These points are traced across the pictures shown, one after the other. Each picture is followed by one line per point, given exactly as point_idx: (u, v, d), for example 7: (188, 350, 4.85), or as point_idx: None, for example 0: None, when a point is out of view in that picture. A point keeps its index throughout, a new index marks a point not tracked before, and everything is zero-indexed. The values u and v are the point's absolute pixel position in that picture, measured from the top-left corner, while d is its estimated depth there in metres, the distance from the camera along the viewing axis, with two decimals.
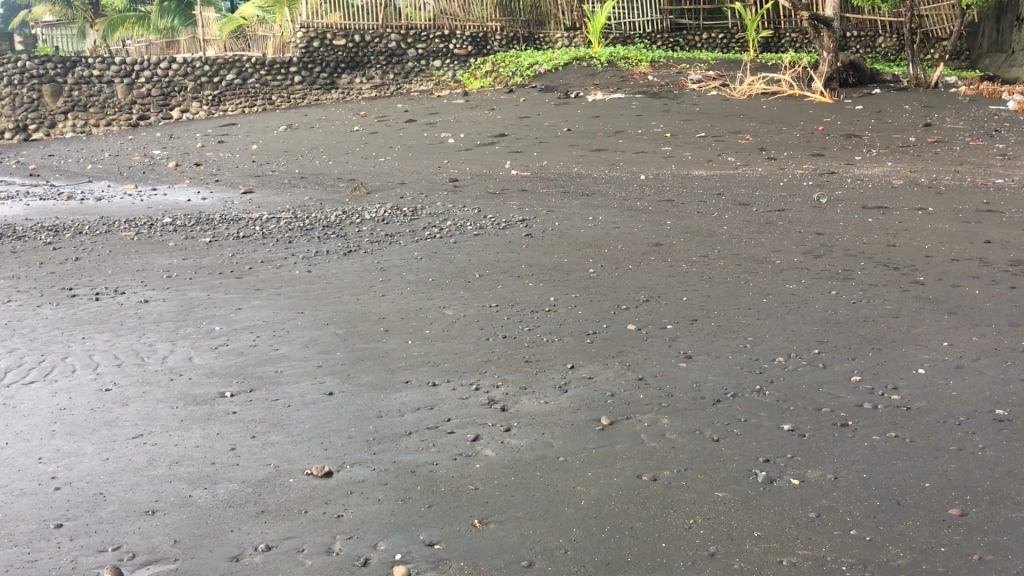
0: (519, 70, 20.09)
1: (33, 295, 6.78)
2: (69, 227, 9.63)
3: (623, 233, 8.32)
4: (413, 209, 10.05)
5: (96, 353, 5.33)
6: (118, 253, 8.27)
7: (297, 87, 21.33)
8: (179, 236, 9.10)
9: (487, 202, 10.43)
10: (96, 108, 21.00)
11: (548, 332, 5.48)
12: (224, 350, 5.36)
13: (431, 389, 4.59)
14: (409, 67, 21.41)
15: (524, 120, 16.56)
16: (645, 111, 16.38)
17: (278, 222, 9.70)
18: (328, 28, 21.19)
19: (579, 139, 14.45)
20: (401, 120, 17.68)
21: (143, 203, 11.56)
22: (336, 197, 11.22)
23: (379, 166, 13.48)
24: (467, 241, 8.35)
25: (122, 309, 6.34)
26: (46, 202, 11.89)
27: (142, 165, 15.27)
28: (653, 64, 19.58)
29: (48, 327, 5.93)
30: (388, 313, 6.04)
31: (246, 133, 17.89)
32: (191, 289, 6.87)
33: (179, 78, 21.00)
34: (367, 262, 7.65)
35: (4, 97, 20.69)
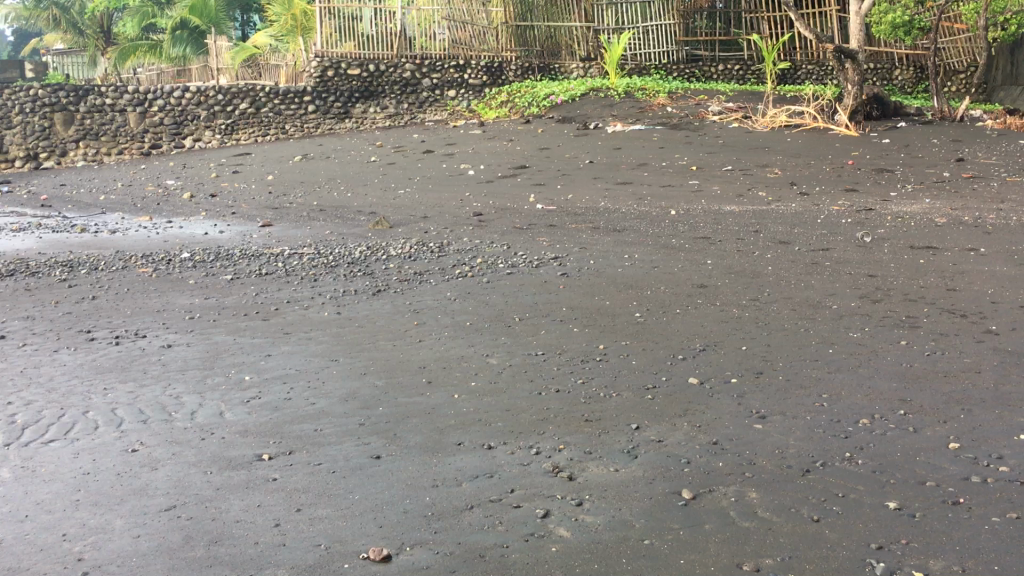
0: (535, 100, 19.82)
1: (49, 338, 6.44)
2: (84, 263, 9.30)
3: (664, 273, 7.97)
4: (440, 245, 9.72)
5: (119, 407, 4.97)
6: (137, 291, 7.93)
7: (311, 116, 21.09)
8: (199, 272, 8.76)
9: (516, 238, 10.09)
10: (108, 136, 20.75)
11: (603, 386, 5.11)
12: (258, 403, 4.99)
13: (486, 453, 4.22)
14: (422, 96, 21.14)
15: (544, 151, 16.28)
16: (668, 143, 16.09)
17: (302, 258, 9.38)
18: (342, 58, 21.00)
19: (603, 172, 14.15)
20: (418, 150, 17.42)
21: (159, 236, 11.26)
22: (357, 232, 10.91)
23: (399, 199, 13.16)
24: (501, 280, 8.02)
25: (144, 355, 5.98)
26: (58, 235, 11.60)
27: (156, 196, 14.97)
28: (671, 95, 19.32)
29: (66, 375, 5.57)
30: (429, 363, 5.67)
31: (260, 164, 17.61)
32: (215, 332, 6.52)
33: (192, 106, 20.80)
34: (399, 303, 7.32)
35: (15, 124, 20.54)
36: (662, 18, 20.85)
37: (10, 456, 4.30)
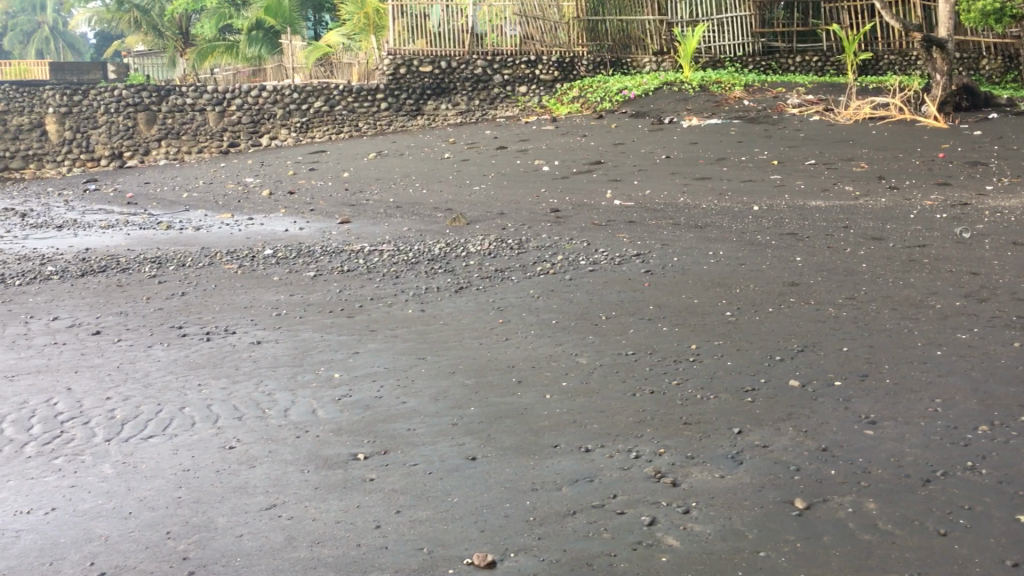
0: (608, 95, 19.58)
1: (142, 333, 6.53)
2: (172, 260, 9.44)
3: (753, 270, 7.77)
4: (519, 242, 9.64)
5: (214, 403, 4.99)
6: (224, 288, 8.01)
7: (383, 113, 21.13)
8: (282, 269, 8.83)
9: (596, 234, 9.95)
10: (188, 135, 21.16)
11: (699, 387, 4.96)
12: (349, 402, 4.97)
13: (584, 455, 4.11)
14: (494, 93, 21.02)
15: (620, 147, 16.09)
16: (747, 137, 15.75)
17: (382, 255, 9.38)
18: (414, 56, 21.04)
19: (681, 167, 13.90)
20: (492, 146, 17.35)
21: (242, 233, 11.40)
22: (436, 228, 10.90)
23: (476, 196, 13.11)
24: (583, 277, 7.89)
25: (235, 352, 6.01)
26: (145, 232, 11.84)
27: (236, 194, 15.19)
28: (747, 88, 18.92)
29: (161, 370, 5.63)
30: (518, 361, 5.59)
31: (336, 161, 17.75)
32: (303, 329, 6.54)
33: (268, 105, 21.07)
34: (482, 300, 7.25)
35: (100, 124, 21.08)
36: (737, 10, 20.51)
37: (112, 451, 4.35)
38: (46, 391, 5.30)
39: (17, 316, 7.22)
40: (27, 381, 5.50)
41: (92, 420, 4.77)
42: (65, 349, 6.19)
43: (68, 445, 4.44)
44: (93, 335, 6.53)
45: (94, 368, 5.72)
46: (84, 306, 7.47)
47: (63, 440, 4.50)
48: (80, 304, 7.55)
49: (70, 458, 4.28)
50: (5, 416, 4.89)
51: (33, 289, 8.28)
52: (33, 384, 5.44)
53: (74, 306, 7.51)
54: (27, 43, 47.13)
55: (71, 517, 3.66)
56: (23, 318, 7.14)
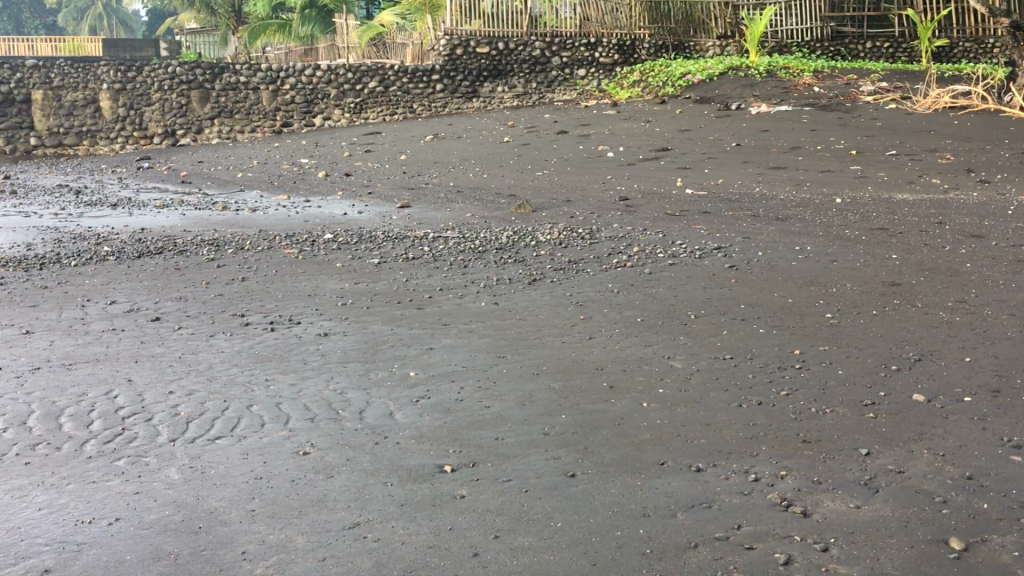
0: (671, 79, 18.98)
1: (203, 321, 6.22)
2: (230, 242, 9.17)
3: (845, 268, 7.27)
4: (590, 231, 9.21)
5: (283, 402, 4.66)
6: (285, 274, 7.70)
7: (438, 95, 20.57)
8: (345, 255, 8.49)
9: (669, 225, 9.49)
10: (241, 114, 20.91)
11: (811, 399, 4.50)
12: (428, 405, 4.60)
13: (696, 475, 3.69)
14: (551, 75, 20.45)
15: (686, 133, 15.54)
16: (820, 126, 15.10)
17: (447, 242, 9.00)
18: (471, 36, 20.44)
19: (753, 156, 13.35)
20: (552, 131, 16.87)
21: (298, 215, 11.10)
22: (500, 215, 10.50)
23: (538, 181, 12.70)
24: (663, 272, 7.44)
25: (301, 344, 5.68)
26: (200, 212, 11.61)
27: (291, 175, 14.91)
28: (817, 75, 18.23)
29: (225, 363, 5.30)
30: (607, 364, 5.18)
31: (392, 143, 17.40)
32: (371, 321, 6.18)
33: (322, 85, 20.69)
34: (558, 294, 6.85)
35: (154, 102, 20.98)
36: None
37: (178, 454, 4.03)
38: (106, 383, 5.00)
39: (72, 299, 6.95)
40: (85, 371, 5.21)
41: (155, 417, 4.46)
42: (123, 337, 5.90)
43: (130, 445, 4.12)
44: (153, 322, 6.24)
45: (154, 358, 5.42)
46: (142, 290, 7.20)
47: (126, 439, 4.19)
48: (137, 287, 7.28)
49: (133, 460, 3.97)
50: (64, 410, 4.59)
51: (89, 270, 8.03)
52: (92, 374, 5.15)
53: (132, 289, 7.24)
54: (80, 19, 47.19)
55: (136, 530, 3.33)
56: (80, 301, 6.88)
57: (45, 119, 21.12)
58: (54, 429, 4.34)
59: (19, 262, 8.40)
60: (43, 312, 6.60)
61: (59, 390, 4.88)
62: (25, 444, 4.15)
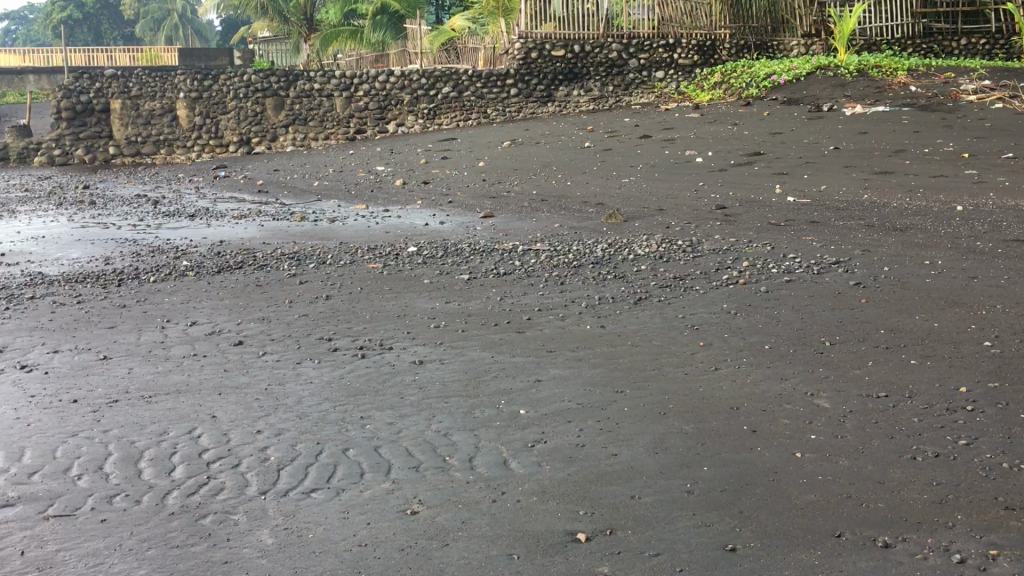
0: (754, 80, 18.16)
1: (289, 346, 5.79)
2: (311, 256, 8.75)
3: (989, 287, 6.51)
4: (690, 244, 8.59)
5: (382, 446, 4.15)
6: (372, 291, 7.24)
7: (513, 100, 19.89)
8: (433, 270, 8.00)
9: (776, 236, 8.81)
10: (315, 121, 20.66)
11: (998, 451, 3.83)
12: (546, 452, 4.04)
13: (885, 554, 3.07)
14: (629, 78, 19.66)
15: (777, 136, 14.75)
16: (922, 127, 14.18)
17: (538, 255, 8.47)
18: (546, 40, 19.64)
19: (855, 160, 12.52)
20: (634, 135, 16.22)
21: (379, 227, 10.68)
22: (590, 225, 9.93)
23: (625, 188, 12.11)
24: (781, 289, 6.78)
25: (394, 374, 5.18)
26: (279, 223, 11.28)
27: (369, 182, 14.57)
28: (912, 73, 17.24)
29: (315, 398, 4.82)
30: (742, 401, 4.55)
31: (468, 149, 16.95)
32: (468, 348, 5.66)
33: (396, 91, 20.27)
34: (668, 316, 6.25)
35: (230, 110, 20.90)
36: None
37: (269, 511, 3.54)
38: (188, 419, 4.56)
39: (151, 319, 6.59)
40: (166, 405, 4.79)
41: (243, 463, 4.00)
42: (205, 364, 5.49)
43: (217, 498, 3.66)
44: (236, 346, 5.83)
45: (239, 390, 4.98)
46: (223, 309, 6.81)
47: (212, 491, 3.73)
48: (218, 306, 6.90)
49: (220, 518, 3.50)
50: (143, 453, 4.15)
51: (167, 286, 7.71)
52: (173, 408, 4.72)
53: (212, 308, 6.86)
54: (158, 29, 48.05)
55: None
56: (160, 322, 6.51)
57: (124, 129, 21.30)
58: (132, 477, 3.90)
59: (97, 277, 8.12)
60: (121, 334, 6.24)
61: (138, 429, 4.45)
62: (102, 496, 3.72)
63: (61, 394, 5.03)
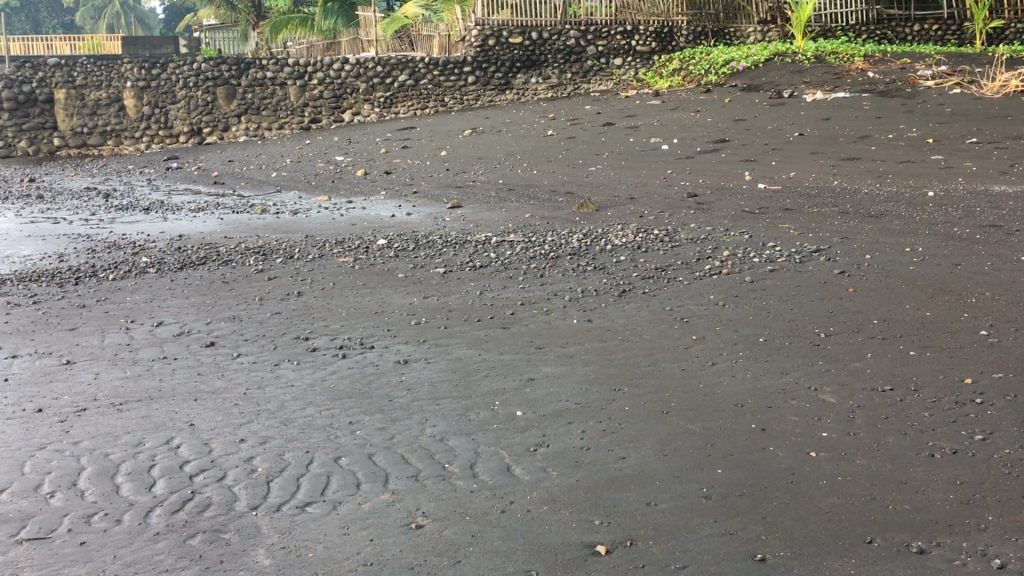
0: (713, 67, 18.11)
1: (265, 347, 5.52)
2: (277, 250, 8.44)
3: (973, 273, 6.46)
4: (667, 233, 8.45)
5: (376, 454, 3.93)
6: (345, 287, 6.98)
7: (470, 88, 19.57)
8: (406, 264, 7.76)
9: (752, 224, 8.71)
10: (268, 111, 20.15)
11: (1016, 446, 3.72)
12: (551, 456, 3.85)
13: (921, 561, 2.94)
14: (587, 65, 19.45)
15: (741, 123, 14.70)
16: (884, 112, 14.23)
17: (513, 246, 8.26)
18: (502, 26, 19.43)
19: (821, 146, 12.51)
20: (597, 123, 16.05)
21: (343, 219, 10.39)
22: (562, 215, 9.75)
23: (593, 177, 11.94)
24: (766, 279, 6.66)
25: (379, 375, 4.95)
26: (239, 216, 10.92)
27: (328, 173, 14.22)
28: (868, 59, 17.33)
29: (299, 402, 4.57)
30: (745, 397, 4.41)
31: (428, 138, 16.64)
32: (453, 345, 5.45)
33: (351, 79, 19.85)
34: (655, 308, 6.09)
35: (179, 99, 20.31)
36: None
37: (262, 528, 3.30)
38: (164, 429, 4.28)
39: (114, 320, 6.26)
40: (139, 413, 4.50)
41: (228, 476, 3.75)
42: (176, 368, 5.20)
43: (205, 515, 3.41)
44: (208, 348, 5.54)
45: (216, 396, 4.71)
46: (191, 308, 6.50)
47: (198, 507, 3.48)
48: (185, 305, 6.59)
49: (210, 538, 3.25)
50: (119, 467, 3.88)
51: (128, 284, 7.36)
52: (148, 417, 4.44)
53: (179, 307, 6.54)
54: (99, 18, 46.81)
55: None
56: (124, 323, 6.18)
57: (69, 119, 20.58)
58: (110, 493, 3.63)
59: (53, 276, 7.73)
60: (83, 337, 5.90)
61: (111, 440, 4.17)
62: (78, 516, 3.44)
63: (23, 403, 4.71)
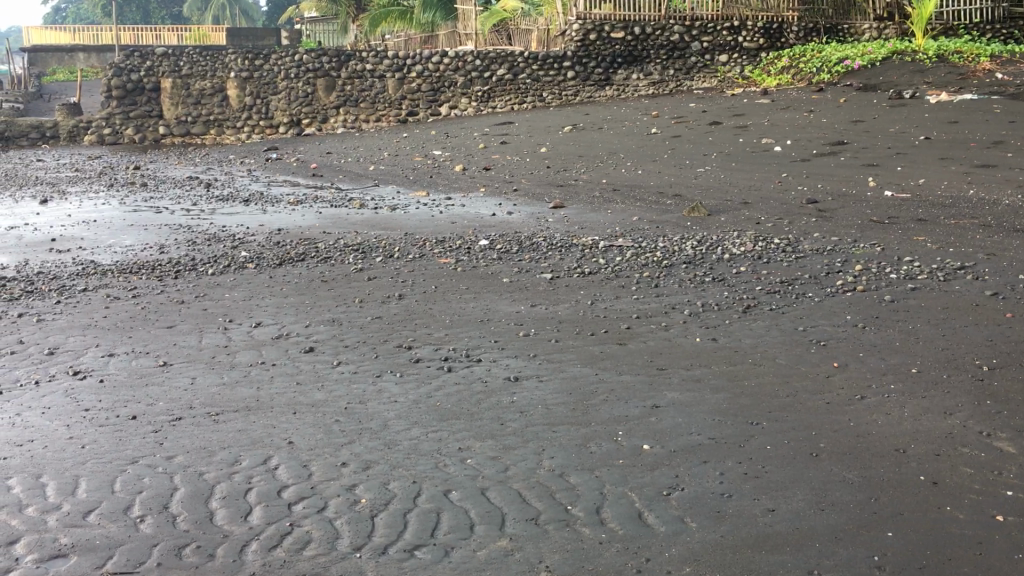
0: (826, 64, 17.20)
1: (366, 355, 5.20)
2: (377, 248, 8.15)
3: None
4: (788, 242, 7.86)
5: (491, 488, 3.54)
6: (448, 291, 6.63)
7: (569, 83, 19.07)
8: (510, 268, 7.37)
9: (883, 235, 8.05)
10: (366, 103, 20.07)
11: None
12: (688, 502, 3.39)
13: None
14: (690, 62, 18.78)
15: (859, 124, 13.87)
16: (1018, 116, 13.21)
17: (623, 252, 7.79)
18: (605, 20, 18.85)
19: (950, 151, 11.65)
20: (703, 121, 15.41)
21: (442, 216, 10.09)
22: (672, 219, 9.24)
23: (702, 179, 11.37)
24: (908, 299, 6.03)
25: (488, 394, 4.56)
26: (338, 210, 10.73)
27: (427, 168, 13.96)
28: (995, 60, 16.22)
29: (403, 422, 4.22)
30: (908, 442, 3.86)
31: (528, 134, 16.25)
32: (566, 363, 5.01)
33: (449, 73, 19.60)
34: (786, 327, 5.55)
35: (280, 90, 20.40)
36: None
37: None
38: (261, 446, 3.98)
39: (212, 319, 6.04)
40: (235, 425, 4.21)
41: (329, 507, 3.40)
42: (275, 375, 4.90)
43: (304, 555, 3.07)
44: (307, 354, 5.25)
45: (315, 410, 4.39)
46: (289, 308, 6.24)
47: (298, 543, 3.15)
48: (283, 305, 6.34)
49: None
50: (214, 488, 3.58)
51: (227, 280, 7.16)
52: (244, 431, 4.15)
53: (277, 307, 6.30)
54: (205, 10, 47.81)
55: None
56: (222, 322, 5.95)
57: (174, 108, 20.89)
58: (203, 521, 3.33)
59: (153, 268, 7.60)
60: (181, 336, 5.68)
61: (206, 456, 3.88)
62: (168, 547, 3.14)
63: (118, 408, 4.47)
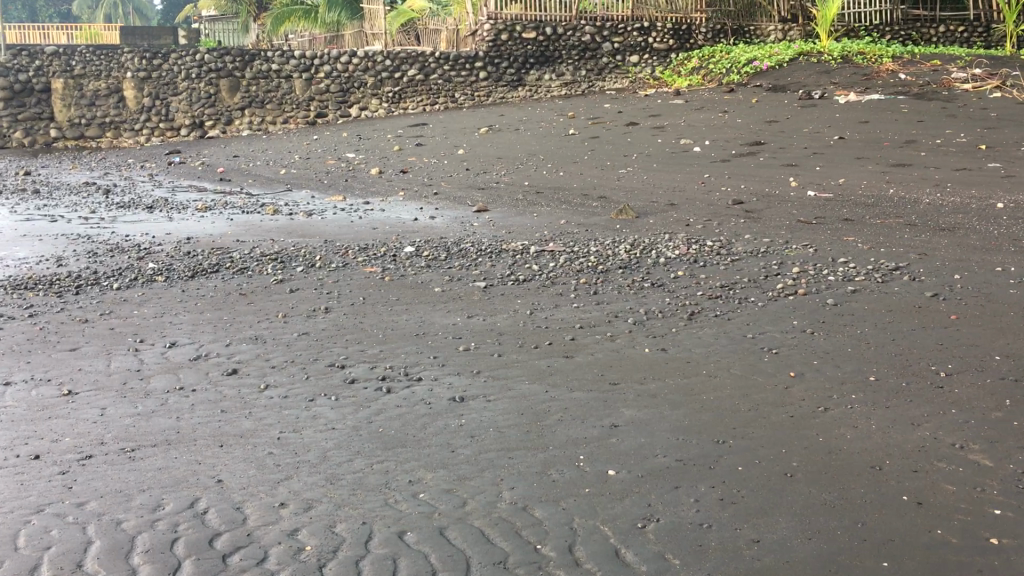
0: (735, 65, 17.33)
1: (296, 377, 4.79)
2: (297, 258, 7.69)
3: None
4: (722, 245, 7.73)
5: (451, 527, 3.22)
6: (376, 303, 6.25)
7: (481, 84, 18.79)
8: (440, 276, 7.02)
9: (813, 236, 8.00)
10: (273, 104, 19.36)
11: None
12: (666, 535, 3.14)
13: None
14: (602, 62, 18.74)
15: (774, 124, 13.98)
16: (926, 116, 13.49)
17: (555, 257, 7.54)
18: (516, 20, 18.59)
19: (865, 151, 11.80)
20: (621, 122, 15.32)
21: (362, 222, 9.66)
22: (600, 222, 9.04)
23: (626, 180, 11.23)
24: (850, 302, 5.93)
25: (435, 418, 4.21)
26: (250, 216, 10.18)
27: (341, 171, 13.46)
28: (897, 61, 16.58)
29: (345, 452, 3.85)
30: (883, 457, 3.69)
31: (443, 135, 15.89)
32: (513, 379, 4.71)
33: (359, 73, 19.06)
34: (735, 335, 5.37)
35: (181, 91, 19.51)
36: None
37: None
38: (186, 486, 3.56)
39: (120, 340, 5.53)
40: (156, 463, 3.77)
41: (271, 558, 3.03)
42: (195, 403, 4.46)
43: None
44: (230, 377, 4.81)
45: (244, 441, 3.98)
46: (207, 326, 5.76)
47: None
48: (199, 322, 5.86)
49: None
50: (135, 540, 3.16)
51: (135, 296, 6.61)
52: (165, 469, 3.72)
53: (192, 324, 5.81)
54: (95, 7, 45.76)
55: None
56: (132, 343, 5.44)
57: (66, 110, 19.75)
58: None
59: (50, 284, 6.98)
60: (86, 360, 5.17)
61: (124, 501, 3.45)
62: None
63: (17, 447, 3.97)
